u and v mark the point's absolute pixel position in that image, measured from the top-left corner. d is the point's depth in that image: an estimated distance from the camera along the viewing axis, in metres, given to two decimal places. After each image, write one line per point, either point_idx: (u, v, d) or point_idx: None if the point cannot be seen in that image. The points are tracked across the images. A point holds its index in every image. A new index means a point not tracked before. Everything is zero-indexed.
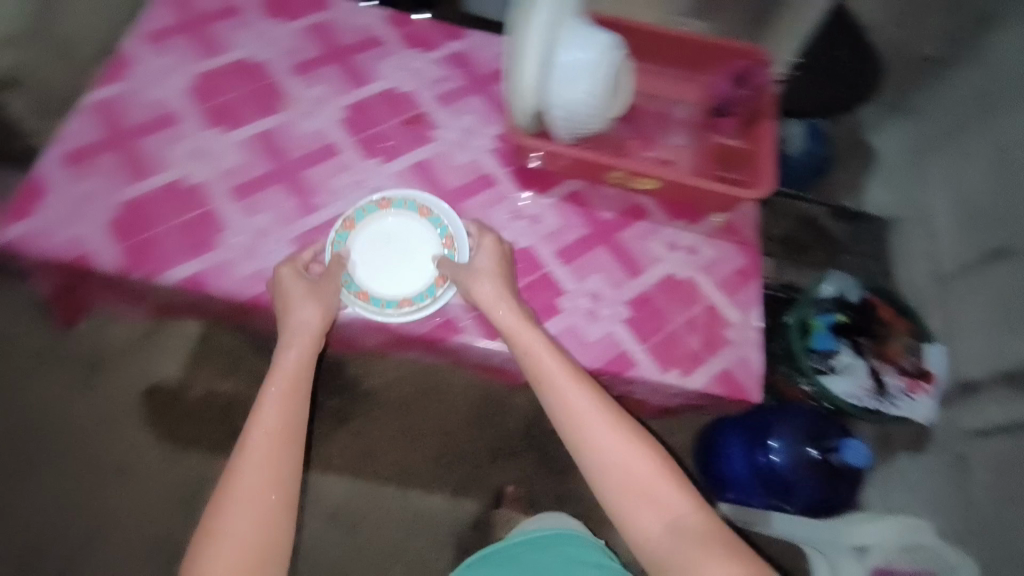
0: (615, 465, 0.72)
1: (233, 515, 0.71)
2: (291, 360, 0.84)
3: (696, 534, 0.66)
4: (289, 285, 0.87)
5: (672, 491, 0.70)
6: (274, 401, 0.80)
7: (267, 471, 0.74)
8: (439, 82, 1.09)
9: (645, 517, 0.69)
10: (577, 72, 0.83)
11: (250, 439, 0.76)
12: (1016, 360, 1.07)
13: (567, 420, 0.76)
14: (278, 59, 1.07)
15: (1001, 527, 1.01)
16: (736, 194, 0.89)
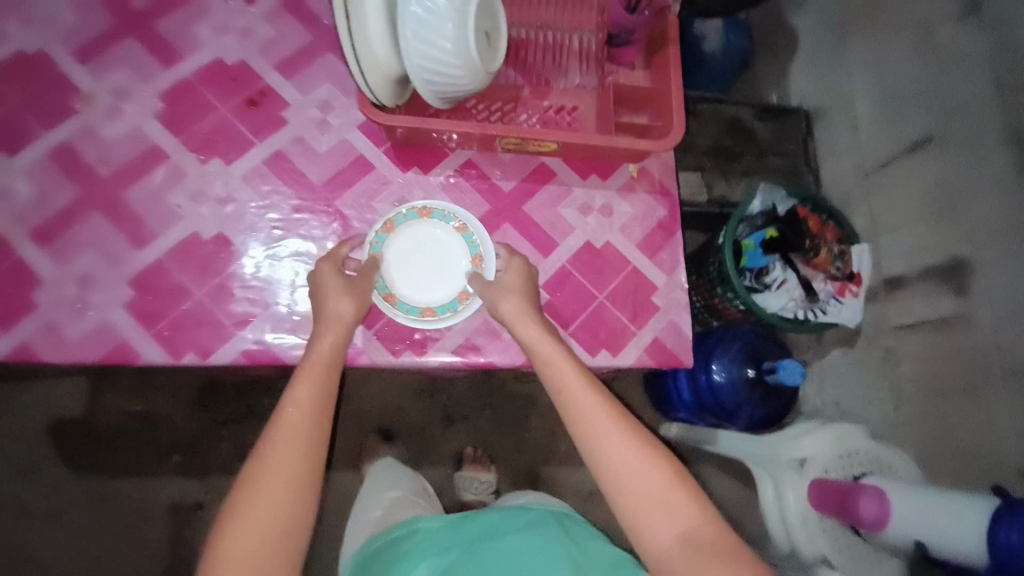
0: (632, 479, 0.61)
1: (247, 512, 0.55)
2: (325, 343, 0.67)
3: (710, 552, 0.57)
4: (325, 268, 0.71)
5: (688, 503, 0.60)
6: (305, 382, 0.64)
7: (296, 459, 0.59)
8: (277, 42, 0.86)
9: (665, 529, 0.59)
10: (433, 18, 0.69)
11: (280, 420, 0.61)
12: (937, 255, 1.09)
13: (586, 435, 0.64)
14: (48, 45, 0.80)
15: (937, 417, 1.06)
16: (643, 148, 0.77)
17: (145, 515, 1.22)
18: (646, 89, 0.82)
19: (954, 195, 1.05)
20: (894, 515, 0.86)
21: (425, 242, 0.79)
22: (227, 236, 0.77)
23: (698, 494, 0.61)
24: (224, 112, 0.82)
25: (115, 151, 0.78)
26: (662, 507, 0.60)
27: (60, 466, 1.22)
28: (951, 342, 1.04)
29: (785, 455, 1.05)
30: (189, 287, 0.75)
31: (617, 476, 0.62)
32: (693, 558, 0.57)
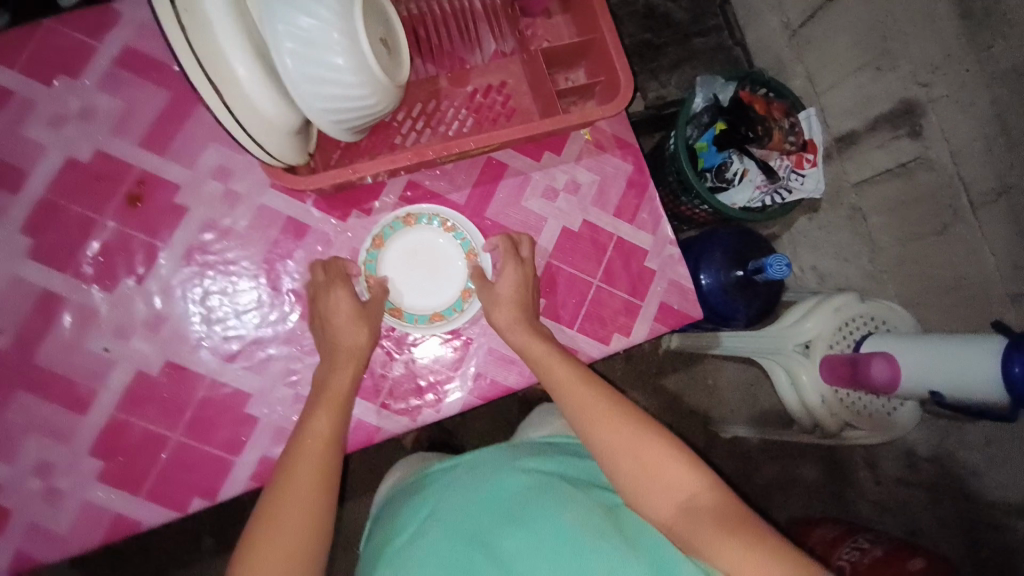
0: (623, 455, 0.58)
1: (270, 539, 0.53)
2: (344, 373, 0.66)
3: (710, 519, 0.53)
4: (338, 293, 0.69)
5: (682, 471, 0.56)
6: (320, 409, 0.63)
7: (319, 482, 0.58)
8: (131, 113, 0.74)
9: (662, 501, 0.56)
10: (319, 48, 0.55)
11: (301, 447, 0.60)
12: (880, 104, 1.02)
13: (580, 413, 0.62)
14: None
15: (914, 261, 1.04)
16: (593, 118, 0.70)
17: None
18: (576, 43, 0.75)
19: (889, 36, 0.96)
20: (907, 376, 0.91)
21: (419, 246, 0.76)
22: (176, 362, 0.72)
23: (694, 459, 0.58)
24: (108, 222, 0.73)
25: (2, 315, 0.70)
26: (651, 476, 0.57)
27: None
28: (916, 185, 1.00)
29: (791, 341, 1.06)
30: (162, 433, 0.71)
31: (606, 453, 0.59)
32: (691, 528, 0.53)
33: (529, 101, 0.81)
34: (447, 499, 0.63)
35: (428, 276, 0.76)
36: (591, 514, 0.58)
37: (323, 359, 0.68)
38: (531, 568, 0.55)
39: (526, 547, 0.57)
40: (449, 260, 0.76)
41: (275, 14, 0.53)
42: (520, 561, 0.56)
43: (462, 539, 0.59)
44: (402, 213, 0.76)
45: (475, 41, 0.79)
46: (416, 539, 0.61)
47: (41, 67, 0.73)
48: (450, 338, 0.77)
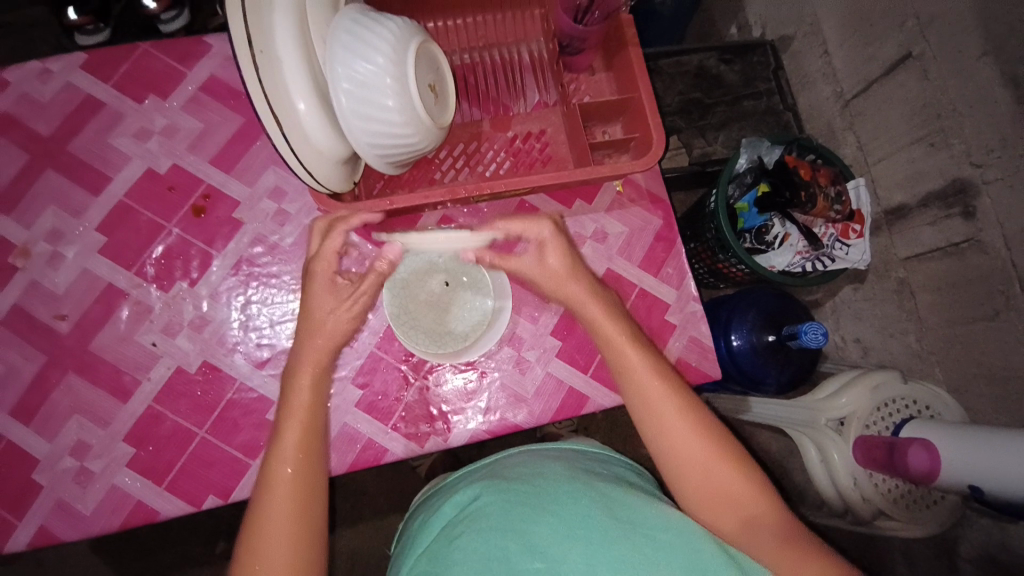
0: (694, 463, 0.57)
1: (267, 545, 0.52)
2: (304, 376, 0.62)
3: (776, 540, 0.52)
4: (316, 269, 0.64)
5: (746, 489, 0.56)
6: (293, 419, 0.60)
7: (297, 522, 0.54)
8: (207, 133, 0.83)
9: (728, 514, 0.55)
10: (370, 88, 0.61)
11: (275, 478, 0.56)
12: (933, 180, 0.99)
13: (643, 412, 0.60)
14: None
15: (963, 345, 0.99)
16: (624, 171, 0.72)
17: None
18: (615, 101, 0.79)
19: (944, 114, 0.94)
20: (947, 464, 0.86)
21: (426, 284, 0.79)
22: (212, 363, 0.77)
23: (760, 476, 0.57)
24: (173, 228, 0.80)
25: (67, 303, 0.78)
26: (719, 488, 0.56)
27: None
28: (968, 267, 0.95)
29: (824, 415, 1.01)
30: (190, 428, 0.75)
31: (674, 459, 0.58)
32: (755, 546, 0.53)
33: (566, 151, 0.85)
34: (485, 491, 0.60)
35: (435, 310, 0.78)
36: (627, 512, 0.55)
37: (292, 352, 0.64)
38: (562, 554, 0.50)
39: (558, 531, 0.52)
40: (457, 298, 0.79)
41: (337, 59, 0.60)
42: (553, 545, 0.51)
43: (495, 526, 0.54)
44: (413, 257, 0.79)
45: (521, 91, 0.86)
46: (452, 530, 0.57)
47: (136, 86, 0.83)
48: (464, 369, 0.79)
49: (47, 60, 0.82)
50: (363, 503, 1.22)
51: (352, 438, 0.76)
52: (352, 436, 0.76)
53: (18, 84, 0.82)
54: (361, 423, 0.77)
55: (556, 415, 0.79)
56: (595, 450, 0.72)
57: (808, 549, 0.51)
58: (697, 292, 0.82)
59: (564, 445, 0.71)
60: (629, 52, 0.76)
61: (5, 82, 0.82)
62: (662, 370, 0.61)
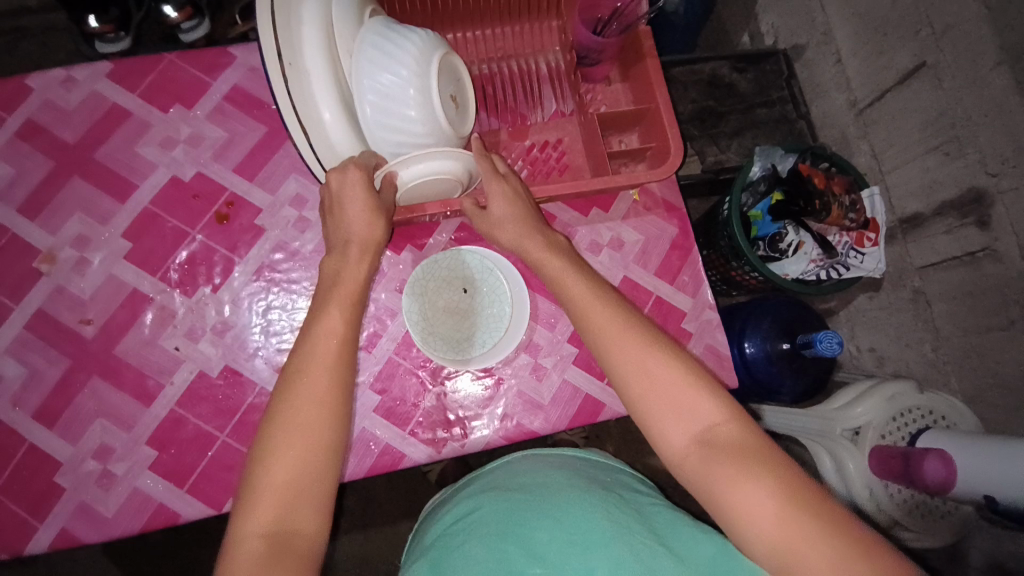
0: (639, 374, 0.54)
1: (296, 420, 0.52)
2: (359, 265, 0.62)
3: (730, 453, 0.50)
4: (351, 175, 0.60)
5: (701, 399, 0.52)
6: (331, 308, 0.59)
7: (321, 416, 0.53)
8: (231, 142, 0.85)
9: (680, 427, 0.52)
10: (395, 100, 0.63)
11: (306, 368, 0.55)
12: (949, 189, 0.98)
13: (592, 326, 0.58)
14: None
15: (979, 356, 0.98)
16: (641, 180, 0.73)
17: None
18: (631, 111, 0.80)
19: (959, 123, 0.94)
20: (962, 476, 0.85)
21: (445, 291, 0.81)
22: (233, 367, 0.79)
23: (712, 382, 0.54)
24: (197, 235, 0.82)
25: (93, 308, 0.79)
26: (669, 397, 0.53)
27: None
28: (984, 276, 0.95)
29: (839, 425, 1.01)
30: (211, 432, 0.77)
31: (620, 375, 0.55)
32: (710, 462, 0.50)
33: (583, 159, 0.86)
34: (488, 500, 0.60)
35: (452, 317, 0.80)
36: (628, 520, 0.55)
37: (332, 254, 0.63)
38: (565, 557, 0.52)
39: (559, 538, 0.53)
40: (474, 304, 0.81)
41: (362, 71, 0.62)
42: (553, 552, 0.53)
43: (499, 529, 0.55)
44: (434, 264, 0.81)
45: (538, 101, 0.86)
46: (456, 539, 0.57)
47: (161, 96, 0.85)
48: (482, 375, 0.80)
49: (74, 70, 0.85)
50: (374, 509, 1.22)
51: (370, 443, 0.77)
52: (370, 441, 0.77)
53: (46, 94, 0.84)
54: (380, 428, 0.77)
55: (572, 422, 0.80)
56: (594, 454, 0.72)
57: (770, 468, 0.49)
58: (713, 300, 0.84)
59: (567, 451, 0.72)
60: (646, 64, 0.77)
61: (33, 92, 0.84)
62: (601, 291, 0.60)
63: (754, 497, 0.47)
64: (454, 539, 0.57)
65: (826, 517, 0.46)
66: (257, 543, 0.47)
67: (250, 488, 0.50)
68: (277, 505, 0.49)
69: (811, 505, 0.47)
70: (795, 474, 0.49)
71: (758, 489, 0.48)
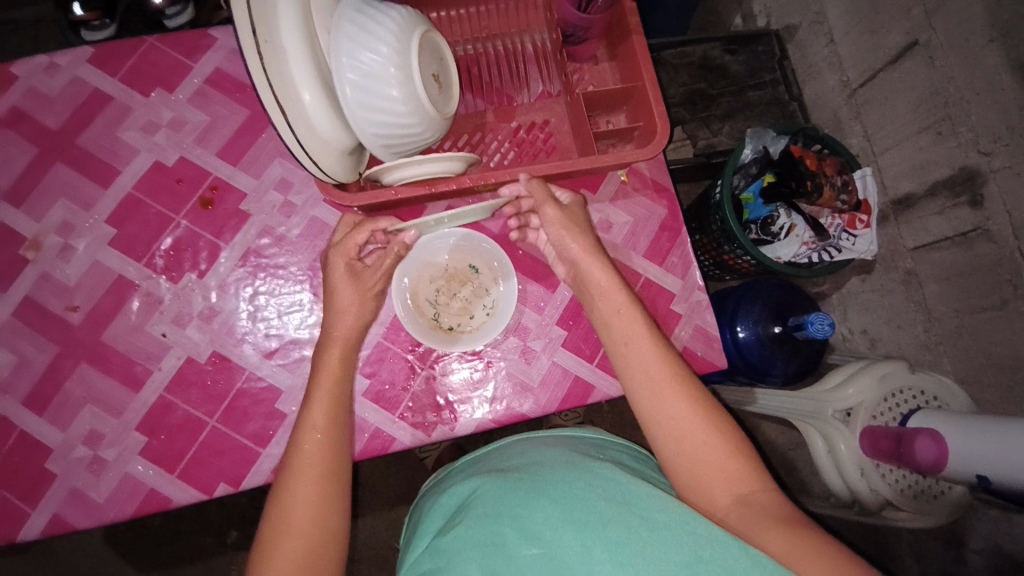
0: (693, 432, 0.58)
1: (294, 500, 0.55)
2: (332, 354, 0.67)
3: (767, 513, 0.52)
4: (335, 260, 0.71)
5: (742, 466, 0.56)
6: (319, 399, 0.63)
7: (316, 510, 0.54)
8: (213, 127, 0.84)
9: (723, 487, 0.55)
10: (375, 79, 0.62)
11: (303, 460, 0.57)
12: (940, 169, 0.98)
13: (648, 386, 0.61)
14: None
15: (971, 336, 0.98)
16: (628, 160, 0.72)
17: None
18: (618, 90, 0.79)
19: (951, 102, 0.93)
20: (954, 454, 0.85)
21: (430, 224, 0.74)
22: (221, 353, 0.78)
23: (757, 462, 0.57)
24: (182, 221, 0.81)
25: (79, 295, 0.79)
26: (715, 460, 0.56)
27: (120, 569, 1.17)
28: (977, 257, 0.94)
29: (831, 406, 1.01)
30: (201, 417, 0.77)
31: (674, 431, 0.58)
32: (746, 522, 0.52)
33: (570, 141, 0.86)
34: (494, 480, 0.59)
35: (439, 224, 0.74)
36: (625, 492, 0.54)
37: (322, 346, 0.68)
38: (557, 533, 0.51)
39: (553, 516, 0.52)
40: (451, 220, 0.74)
41: (342, 49, 0.61)
42: (547, 529, 0.51)
43: (493, 514, 0.54)
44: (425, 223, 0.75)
45: (524, 82, 0.87)
46: (461, 517, 0.56)
47: (143, 80, 0.84)
48: (471, 358, 0.80)
49: (52, 54, 0.83)
50: (371, 496, 1.23)
51: (359, 427, 0.77)
52: (359, 425, 0.77)
53: (23, 78, 0.83)
54: (368, 412, 0.78)
55: (562, 403, 0.80)
56: (593, 434, 0.73)
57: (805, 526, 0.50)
58: (702, 282, 0.84)
59: (562, 433, 0.71)
60: (633, 40, 0.76)
61: (11, 76, 0.83)
62: (660, 344, 0.64)
63: (787, 540, 0.48)
64: (462, 520, 0.56)
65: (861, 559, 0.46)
66: None
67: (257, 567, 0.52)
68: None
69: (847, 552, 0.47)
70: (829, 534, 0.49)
71: (792, 538, 0.49)
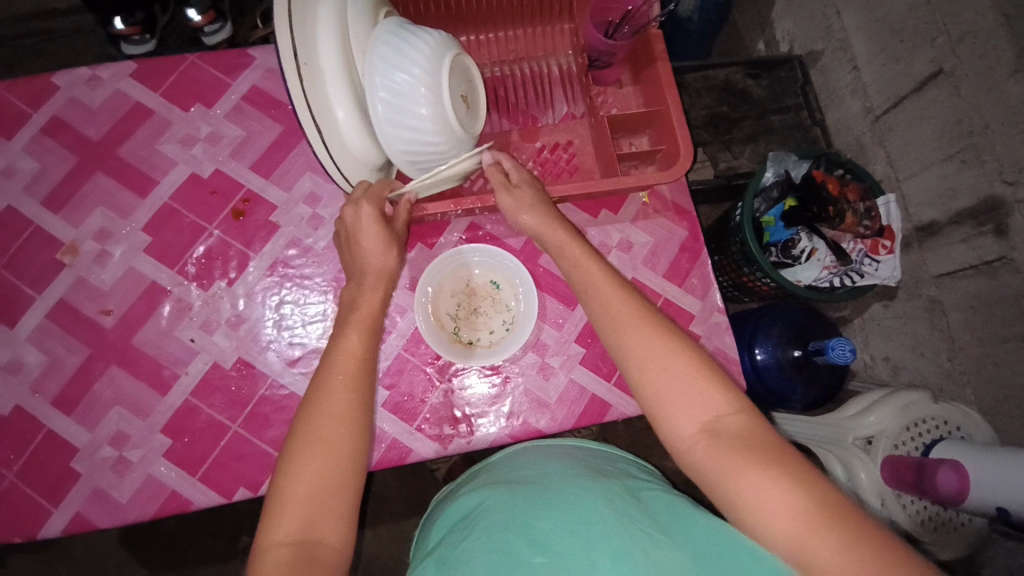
0: (652, 359, 0.54)
1: (318, 422, 0.54)
2: (373, 293, 0.65)
3: (738, 444, 0.49)
4: (364, 209, 0.66)
5: (712, 393, 0.52)
6: (349, 330, 0.61)
7: (342, 434, 0.54)
8: (248, 141, 0.87)
9: (689, 416, 0.52)
10: (404, 97, 0.64)
11: (330, 382, 0.57)
12: (965, 198, 0.97)
13: (606, 318, 0.58)
14: (20, 200, 0.84)
15: (997, 368, 0.96)
16: (650, 183, 0.74)
17: None
18: (642, 113, 0.81)
19: (977, 130, 0.92)
20: (976, 487, 0.83)
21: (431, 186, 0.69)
22: (246, 359, 0.80)
23: (722, 378, 0.53)
24: (214, 230, 0.84)
25: (113, 299, 0.82)
26: (683, 389, 0.53)
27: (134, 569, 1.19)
28: (1001, 286, 0.93)
29: (851, 434, 1.00)
30: (223, 422, 0.78)
31: (633, 360, 0.55)
32: (719, 453, 0.50)
33: (592, 161, 0.87)
34: (497, 493, 0.59)
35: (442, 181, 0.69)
36: (629, 513, 0.55)
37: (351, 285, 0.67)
38: (567, 546, 0.51)
39: (563, 528, 0.53)
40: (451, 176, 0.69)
41: (375, 70, 0.63)
42: (557, 541, 0.52)
43: (499, 524, 0.54)
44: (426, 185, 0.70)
45: (549, 103, 0.88)
46: (462, 530, 0.57)
47: (183, 96, 0.88)
48: (489, 373, 0.81)
49: (99, 69, 0.88)
50: (382, 506, 1.23)
51: (377, 437, 0.78)
52: (377, 435, 0.78)
53: (72, 92, 0.87)
54: (386, 424, 0.78)
55: (579, 421, 0.80)
56: (600, 446, 0.73)
57: (785, 464, 0.48)
58: (722, 304, 0.84)
59: (571, 444, 0.72)
60: (657, 67, 0.78)
61: (61, 89, 0.87)
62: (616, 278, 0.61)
63: (772, 489, 0.47)
64: (463, 532, 0.56)
65: (835, 509, 0.45)
66: (283, 551, 0.48)
67: (276, 494, 0.51)
68: (304, 511, 0.50)
69: (821, 503, 0.45)
70: (810, 474, 0.47)
71: (767, 482, 0.47)
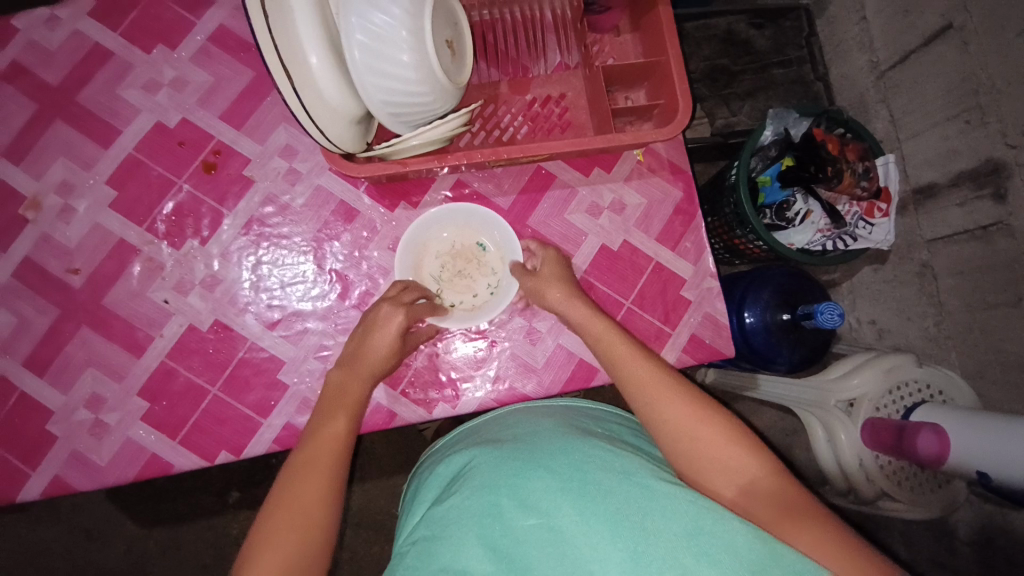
0: (680, 429, 0.56)
1: (295, 494, 0.54)
2: (360, 378, 0.68)
3: (775, 504, 0.50)
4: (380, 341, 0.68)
5: (742, 453, 0.54)
6: (335, 416, 0.63)
7: (317, 502, 0.54)
8: (217, 88, 0.81)
9: (725, 480, 0.53)
10: (383, 40, 0.59)
11: (311, 455, 0.58)
12: (965, 161, 0.94)
13: (633, 390, 0.61)
14: None
15: (982, 333, 0.96)
16: (647, 140, 0.70)
17: (221, 551, 1.20)
18: (640, 64, 0.76)
19: (982, 90, 0.89)
20: (955, 450, 0.85)
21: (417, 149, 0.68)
22: (224, 322, 0.78)
23: (755, 441, 0.55)
24: (184, 185, 0.79)
25: (80, 257, 0.78)
26: (713, 452, 0.54)
27: (125, 522, 1.20)
28: (995, 252, 0.92)
29: (834, 397, 1.00)
30: (203, 385, 0.76)
31: (665, 431, 0.57)
32: (753, 513, 0.51)
33: (586, 116, 0.84)
34: (488, 454, 0.58)
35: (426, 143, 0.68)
36: (623, 464, 0.54)
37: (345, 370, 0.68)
38: (555, 504, 0.50)
39: (552, 485, 0.52)
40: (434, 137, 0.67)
41: (351, 8, 0.57)
42: (543, 500, 0.51)
43: (489, 483, 0.54)
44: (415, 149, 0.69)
45: (541, 52, 0.82)
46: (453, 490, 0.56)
47: (145, 36, 0.81)
48: (475, 337, 0.79)
49: (54, 6, 0.80)
50: (370, 463, 1.24)
51: None
52: None
53: (23, 30, 0.80)
54: None
55: (566, 386, 0.79)
56: (586, 403, 0.72)
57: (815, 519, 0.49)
58: (715, 269, 0.82)
59: (560, 404, 0.71)
60: (658, 12, 0.72)
61: (10, 27, 0.79)
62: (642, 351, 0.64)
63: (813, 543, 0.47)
64: (449, 500, 0.55)
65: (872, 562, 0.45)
66: None
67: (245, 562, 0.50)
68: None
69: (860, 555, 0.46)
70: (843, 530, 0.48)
71: (804, 535, 0.47)
